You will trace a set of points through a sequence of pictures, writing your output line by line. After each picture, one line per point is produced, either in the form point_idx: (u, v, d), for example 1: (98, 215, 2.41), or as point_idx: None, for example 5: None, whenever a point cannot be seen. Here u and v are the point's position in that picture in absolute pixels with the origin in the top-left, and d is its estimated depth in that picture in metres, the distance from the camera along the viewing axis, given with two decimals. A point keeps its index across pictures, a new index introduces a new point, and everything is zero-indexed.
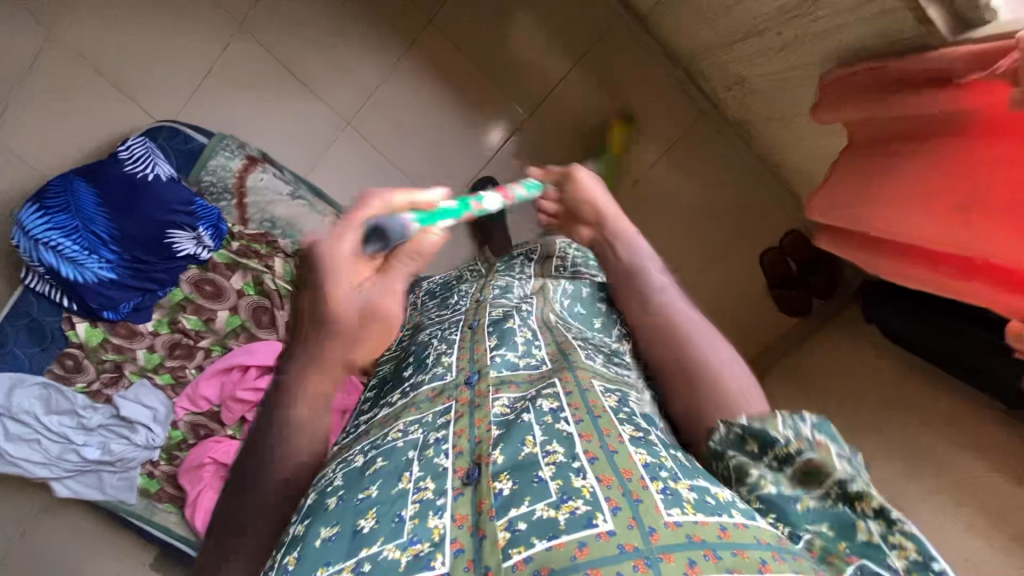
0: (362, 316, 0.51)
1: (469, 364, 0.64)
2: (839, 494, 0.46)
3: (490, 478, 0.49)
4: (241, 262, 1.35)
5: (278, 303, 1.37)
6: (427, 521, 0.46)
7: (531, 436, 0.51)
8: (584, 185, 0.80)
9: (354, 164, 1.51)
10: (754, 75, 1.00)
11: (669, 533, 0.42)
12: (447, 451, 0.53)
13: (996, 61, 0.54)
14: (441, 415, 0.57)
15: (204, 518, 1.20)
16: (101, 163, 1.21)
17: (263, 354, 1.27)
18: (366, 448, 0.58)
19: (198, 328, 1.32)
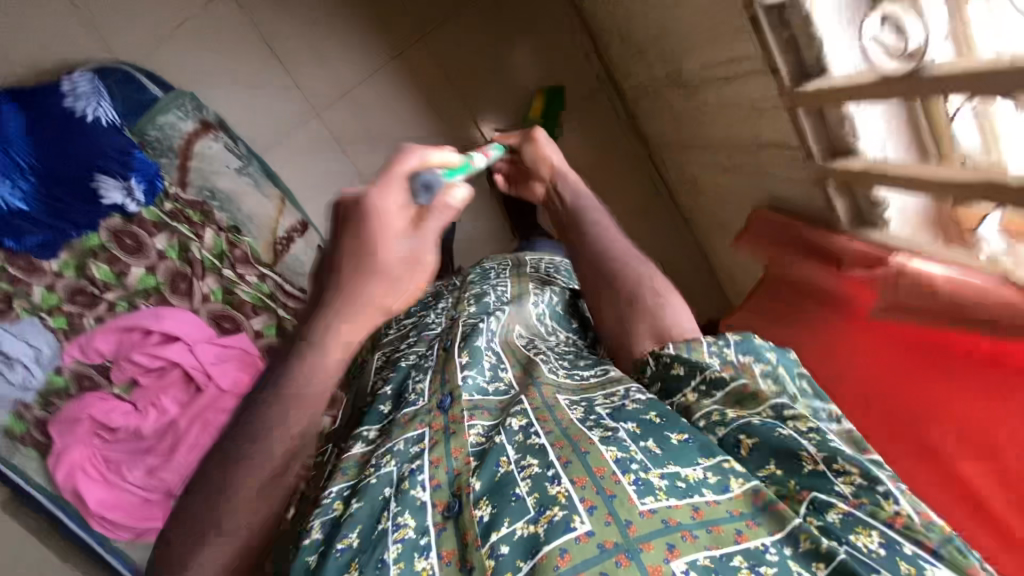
0: (404, 264, 0.52)
1: (439, 388, 0.70)
2: (773, 415, 0.56)
3: (470, 507, 0.54)
4: (171, 224, 1.23)
5: (199, 274, 1.22)
6: (413, 564, 0.52)
7: (505, 457, 0.57)
8: (541, 145, 0.89)
9: (311, 153, 1.52)
10: (704, 173, 1.18)
11: (645, 521, 0.48)
12: (424, 483, 0.58)
13: (879, 265, 0.70)
14: (414, 443, 0.63)
15: (67, 473, 1.00)
16: (40, 97, 1.16)
17: (175, 323, 1.12)
18: (340, 494, 0.62)
19: (107, 281, 1.14)
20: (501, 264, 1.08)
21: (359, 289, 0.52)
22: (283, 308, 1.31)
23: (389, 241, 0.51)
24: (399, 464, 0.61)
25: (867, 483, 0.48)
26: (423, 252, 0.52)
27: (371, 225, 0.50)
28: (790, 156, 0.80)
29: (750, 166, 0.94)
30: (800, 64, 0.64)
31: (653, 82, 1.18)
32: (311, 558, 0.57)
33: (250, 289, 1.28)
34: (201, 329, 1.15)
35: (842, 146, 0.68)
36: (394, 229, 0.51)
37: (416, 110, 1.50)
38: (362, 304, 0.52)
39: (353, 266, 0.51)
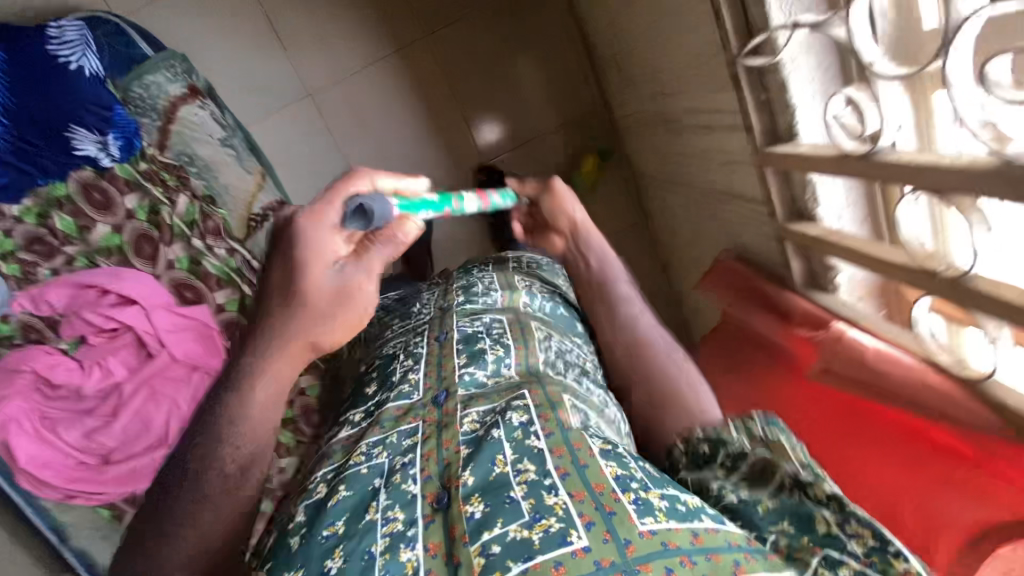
0: (336, 293, 0.56)
1: (437, 382, 0.68)
2: (792, 483, 0.53)
3: (461, 503, 0.50)
4: (145, 184, 1.19)
5: (168, 239, 1.20)
6: (399, 555, 0.47)
7: (501, 456, 0.53)
8: (558, 195, 0.89)
9: (299, 134, 1.51)
10: (681, 211, 1.20)
11: (646, 542, 0.44)
12: (413, 476, 0.55)
13: (822, 328, 0.73)
14: (407, 436, 0.60)
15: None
16: (22, 36, 1.10)
17: (130, 285, 1.08)
18: (327, 478, 0.60)
19: (69, 234, 1.10)
20: (484, 261, 1.03)
21: (292, 317, 0.57)
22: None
23: (320, 269, 0.55)
24: (392, 455, 0.58)
25: (878, 544, 0.46)
26: (358, 283, 0.56)
27: (306, 256, 0.55)
28: (756, 211, 0.83)
29: (722, 215, 0.97)
30: (772, 126, 0.66)
31: (642, 116, 1.20)
32: (294, 538, 0.53)
33: (217, 262, 1.25)
34: (159, 295, 1.12)
35: (803, 209, 0.70)
36: (327, 258, 0.55)
37: (409, 108, 1.50)
38: (299, 329, 0.57)
39: (288, 293, 0.56)
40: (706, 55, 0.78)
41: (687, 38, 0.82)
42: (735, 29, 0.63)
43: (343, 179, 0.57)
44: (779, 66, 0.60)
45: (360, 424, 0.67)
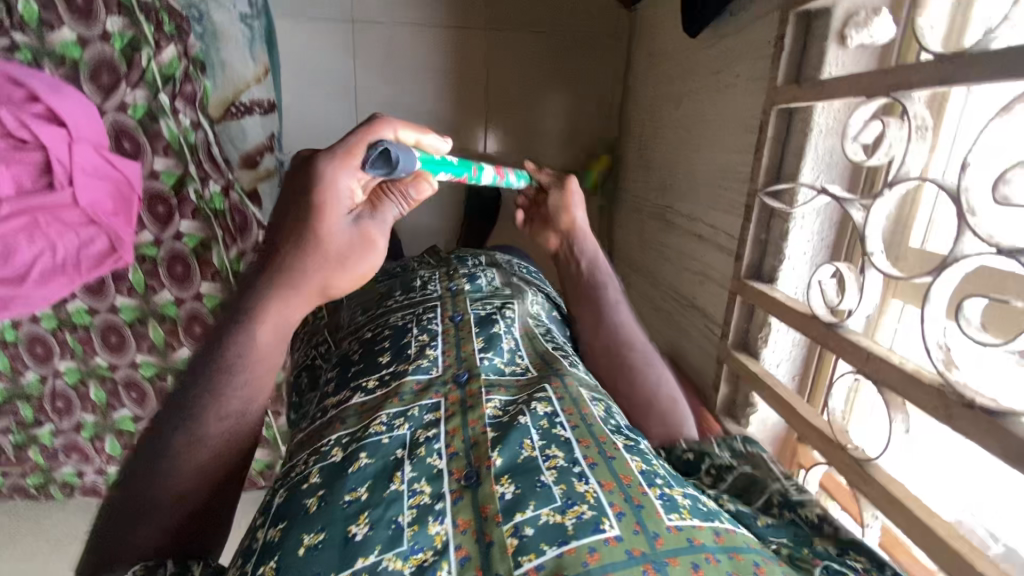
0: (352, 243, 0.54)
1: (456, 363, 0.70)
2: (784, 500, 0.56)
3: (491, 481, 0.51)
4: (138, 15, 1.07)
5: (132, 81, 1.09)
6: (428, 528, 0.47)
7: (528, 441, 0.55)
8: (568, 192, 0.99)
9: (323, 52, 1.43)
10: (637, 298, 1.26)
11: (672, 537, 0.44)
12: (440, 451, 0.56)
13: None
14: (429, 412, 0.62)
15: None
16: None
17: (67, 105, 0.97)
18: (343, 442, 0.58)
19: (26, 21, 1.03)
20: (476, 255, 1.06)
21: (306, 260, 0.53)
22: (214, 183, 1.20)
23: (334, 218, 0.53)
24: (415, 431, 0.59)
25: (875, 564, 0.47)
26: (372, 233, 0.54)
27: (321, 193, 0.51)
28: (708, 329, 0.89)
29: (675, 316, 1.03)
30: (758, 264, 0.72)
31: (643, 201, 1.26)
32: (312, 499, 0.51)
33: (175, 128, 1.14)
34: (92, 131, 1.01)
35: (750, 346, 0.76)
36: (342, 207, 0.53)
37: (442, 83, 1.48)
38: (311, 274, 0.53)
39: (297, 234, 0.53)
40: (731, 176, 0.84)
41: (719, 156, 0.88)
42: (766, 168, 0.68)
43: (363, 126, 0.53)
44: (791, 216, 0.65)
45: (378, 390, 0.67)
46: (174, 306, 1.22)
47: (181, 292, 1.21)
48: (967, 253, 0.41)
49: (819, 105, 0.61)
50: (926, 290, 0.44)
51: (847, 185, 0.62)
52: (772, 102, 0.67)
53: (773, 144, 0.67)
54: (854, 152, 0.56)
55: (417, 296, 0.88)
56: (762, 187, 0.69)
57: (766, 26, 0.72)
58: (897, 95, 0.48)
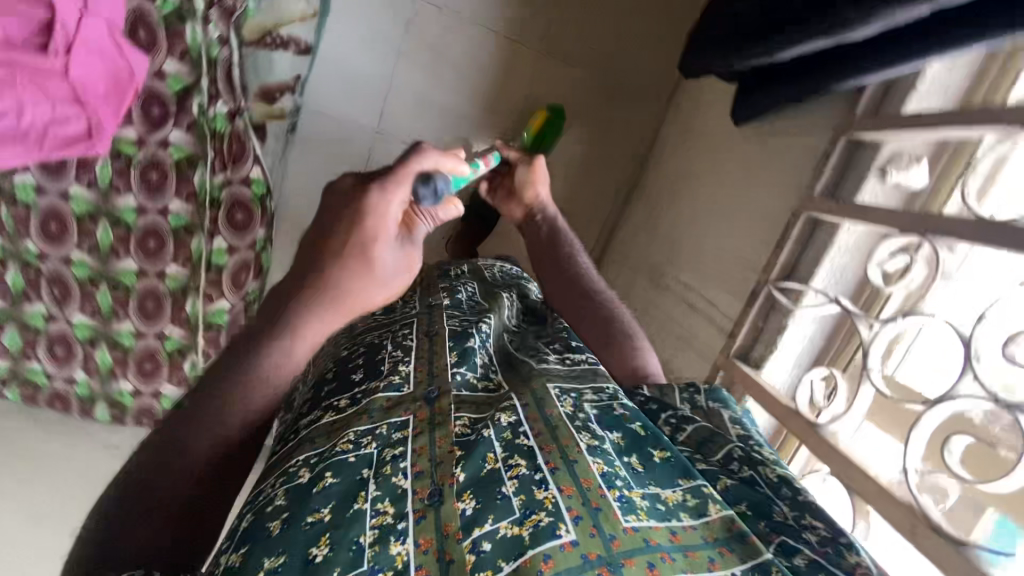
0: (395, 266, 0.60)
1: (427, 382, 0.66)
2: (743, 454, 0.58)
3: (453, 498, 0.49)
4: None
5: None
6: (390, 548, 0.46)
7: (491, 454, 0.53)
8: (535, 171, 0.94)
9: (374, 12, 1.41)
10: None
11: (628, 538, 0.44)
12: (405, 470, 0.53)
13: None
14: (396, 430, 0.58)
15: None
16: None
17: None
18: (312, 461, 0.55)
19: None
20: (459, 266, 1.06)
21: (351, 285, 0.58)
22: (222, 104, 1.27)
23: (383, 247, 0.58)
24: (382, 448, 0.56)
25: (831, 536, 0.48)
26: (412, 256, 0.62)
27: (373, 223, 0.57)
28: None
29: None
30: (748, 347, 0.76)
31: (641, 255, 1.30)
32: (275, 520, 0.50)
33: (199, 36, 1.22)
34: (111, 13, 1.08)
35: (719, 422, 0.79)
36: (389, 237, 0.58)
37: (480, 83, 1.49)
38: (355, 295, 0.58)
39: (344, 257, 0.57)
40: (741, 260, 0.89)
41: (734, 237, 0.92)
42: (782, 263, 0.73)
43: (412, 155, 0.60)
44: (791, 314, 0.70)
45: (347, 409, 0.63)
46: (134, 215, 1.30)
47: (148, 202, 1.30)
48: (961, 396, 0.49)
49: (848, 224, 0.66)
50: (919, 417, 0.51)
51: (853, 300, 0.66)
52: (805, 207, 0.72)
53: (796, 243, 0.72)
54: (876, 276, 0.62)
55: (402, 314, 0.87)
56: (774, 278, 0.73)
57: (814, 139, 0.78)
58: (929, 236, 0.54)
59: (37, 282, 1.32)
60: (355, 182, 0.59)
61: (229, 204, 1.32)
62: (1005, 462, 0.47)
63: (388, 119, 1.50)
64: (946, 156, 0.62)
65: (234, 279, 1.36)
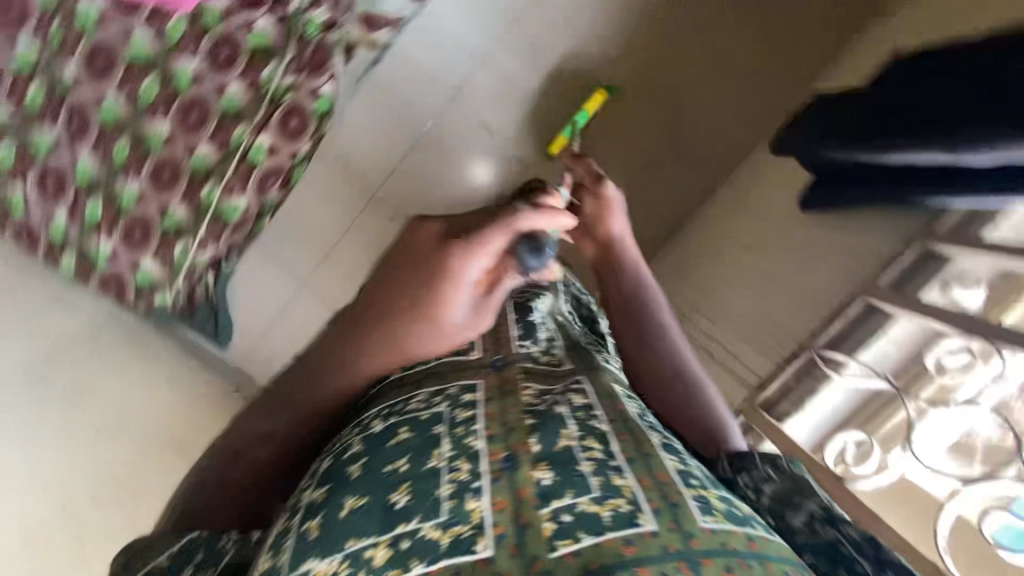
0: (464, 323, 0.63)
1: (495, 347, 0.67)
2: (824, 511, 0.53)
3: (528, 466, 0.49)
4: None
5: None
6: (466, 503, 0.47)
7: (566, 430, 0.52)
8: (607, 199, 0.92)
9: None
10: None
11: (707, 538, 0.41)
12: (480, 433, 0.53)
13: None
14: (467, 393, 0.59)
15: None
16: None
17: None
18: (385, 413, 0.59)
19: None
20: None
21: (416, 333, 0.61)
22: (322, 13, 1.29)
23: (457, 302, 0.61)
24: (453, 409, 0.57)
25: None
26: (483, 311, 0.64)
27: (450, 280, 0.59)
28: None
29: None
30: None
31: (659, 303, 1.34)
32: (354, 465, 0.54)
33: None
34: None
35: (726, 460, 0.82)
36: (465, 293, 0.61)
37: (560, 89, 1.54)
38: (419, 343, 0.61)
39: (415, 312, 0.60)
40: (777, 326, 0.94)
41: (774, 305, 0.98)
42: None
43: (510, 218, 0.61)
44: (832, 379, 0.86)
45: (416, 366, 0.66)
46: (188, 85, 1.23)
47: (209, 74, 1.24)
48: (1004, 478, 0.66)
49: (902, 320, 0.82)
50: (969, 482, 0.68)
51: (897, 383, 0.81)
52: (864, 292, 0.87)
53: (847, 318, 0.87)
54: (933, 363, 0.78)
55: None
56: (819, 345, 0.90)
57: (883, 242, 0.88)
58: (997, 342, 0.69)
59: (55, 110, 1.23)
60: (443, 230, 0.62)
61: (285, 109, 1.29)
62: (989, 551, 0.66)
63: (465, 88, 1.52)
64: (1006, 284, 0.73)
65: (259, 186, 1.32)
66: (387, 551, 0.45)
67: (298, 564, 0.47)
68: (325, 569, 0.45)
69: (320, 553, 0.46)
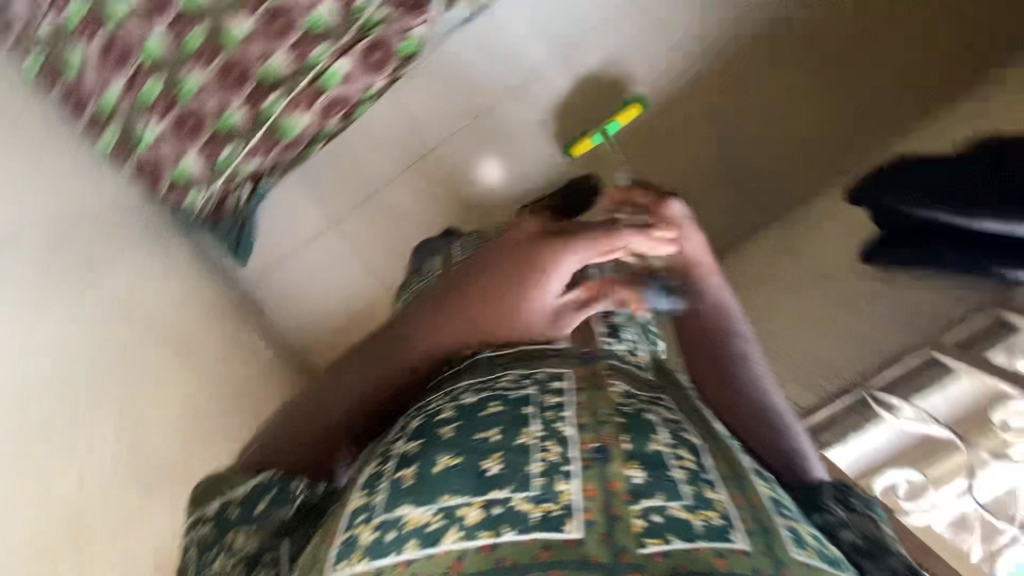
0: (546, 317, 0.65)
1: (583, 339, 0.70)
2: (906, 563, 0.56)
3: (619, 461, 0.50)
4: None
5: None
6: (556, 484, 0.49)
7: (658, 433, 0.53)
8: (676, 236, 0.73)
9: None
10: None
11: (796, 567, 0.44)
12: (570, 419, 0.55)
13: None
14: (555, 377, 0.61)
15: None
16: None
17: None
18: (474, 385, 0.61)
19: None
20: None
21: (499, 314, 0.64)
22: None
23: (543, 293, 0.63)
24: (542, 393, 0.59)
25: None
26: (567, 314, 0.65)
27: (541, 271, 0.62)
28: None
29: None
30: None
31: None
32: (446, 427, 0.56)
33: None
34: None
35: None
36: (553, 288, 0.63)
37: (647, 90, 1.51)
38: (498, 324, 0.64)
39: (501, 294, 0.63)
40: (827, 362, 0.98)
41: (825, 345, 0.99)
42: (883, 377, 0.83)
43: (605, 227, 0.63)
44: (880, 419, 0.87)
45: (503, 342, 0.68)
46: None
47: None
48: None
49: (963, 376, 0.82)
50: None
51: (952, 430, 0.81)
52: (929, 344, 0.90)
53: (909, 367, 0.89)
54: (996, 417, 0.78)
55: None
56: (872, 386, 0.91)
57: (946, 304, 0.91)
58: None
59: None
60: (535, 231, 0.64)
61: (368, 44, 1.27)
62: None
63: (547, 68, 1.48)
64: None
65: (323, 112, 1.33)
66: (479, 512, 0.48)
67: (392, 507, 0.50)
68: (420, 517, 0.48)
69: (415, 501, 0.50)
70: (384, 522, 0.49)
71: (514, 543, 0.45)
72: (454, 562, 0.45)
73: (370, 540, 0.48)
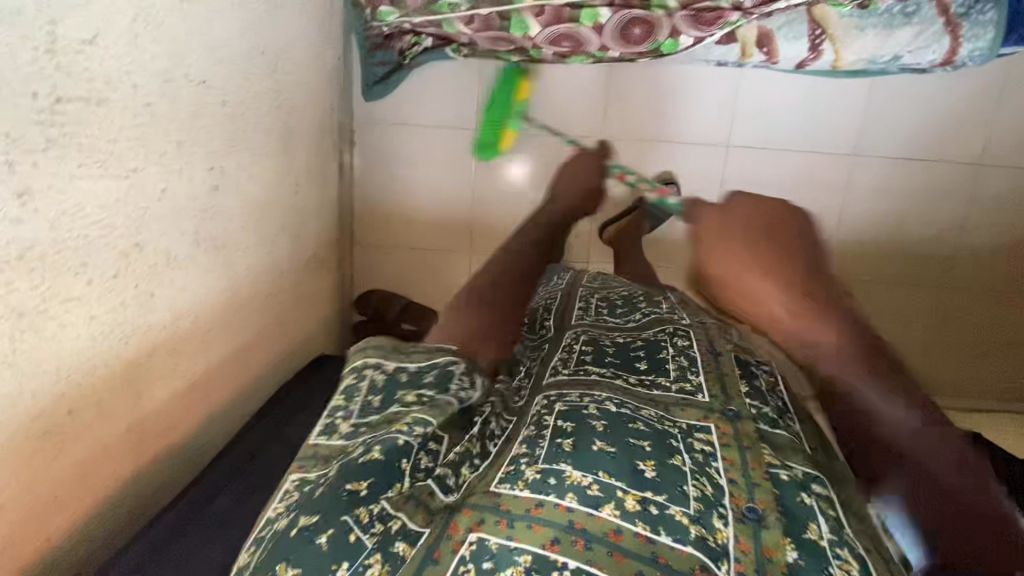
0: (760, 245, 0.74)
1: (725, 399, 0.81)
2: None
3: (773, 530, 0.61)
4: None
5: None
6: (713, 519, 0.60)
7: (813, 526, 0.63)
8: None
9: (821, 97, 1.55)
10: None
11: None
12: (722, 471, 0.67)
13: None
14: (705, 430, 0.74)
15: None
16: None
17: None
18: (617, 402, 0.74)
19: None
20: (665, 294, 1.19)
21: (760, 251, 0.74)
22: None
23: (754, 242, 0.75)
24: (686, 437, 0.71)
25: None
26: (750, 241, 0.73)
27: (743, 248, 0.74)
28: None
29: None
30: None
31: None
32: (597, 422, 0.68)
33: None
34: None
35: None
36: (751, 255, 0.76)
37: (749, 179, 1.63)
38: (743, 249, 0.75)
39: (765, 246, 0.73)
40: None
41: None
42: None
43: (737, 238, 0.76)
44: None
45: (640, 386, 0.82)
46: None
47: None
48: None
49: None
50: None
51: None
52: None
53: None
54: None
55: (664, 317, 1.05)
56: None
57: None
58: None
59: None
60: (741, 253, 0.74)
61: (638, 17, 1.26)
62: None
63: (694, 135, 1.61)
64: None
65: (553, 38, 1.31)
66: (635, 502, 0.58)
67: (553, 460, 0.62)
68: (580, 477, 0.60)
69: (574, 462, 0.61)
70: (546, 469, 0.61)
71: (671, 547, 0.55)
72: (613, 531, 0.56)
73: (531, 477, 0.61)
